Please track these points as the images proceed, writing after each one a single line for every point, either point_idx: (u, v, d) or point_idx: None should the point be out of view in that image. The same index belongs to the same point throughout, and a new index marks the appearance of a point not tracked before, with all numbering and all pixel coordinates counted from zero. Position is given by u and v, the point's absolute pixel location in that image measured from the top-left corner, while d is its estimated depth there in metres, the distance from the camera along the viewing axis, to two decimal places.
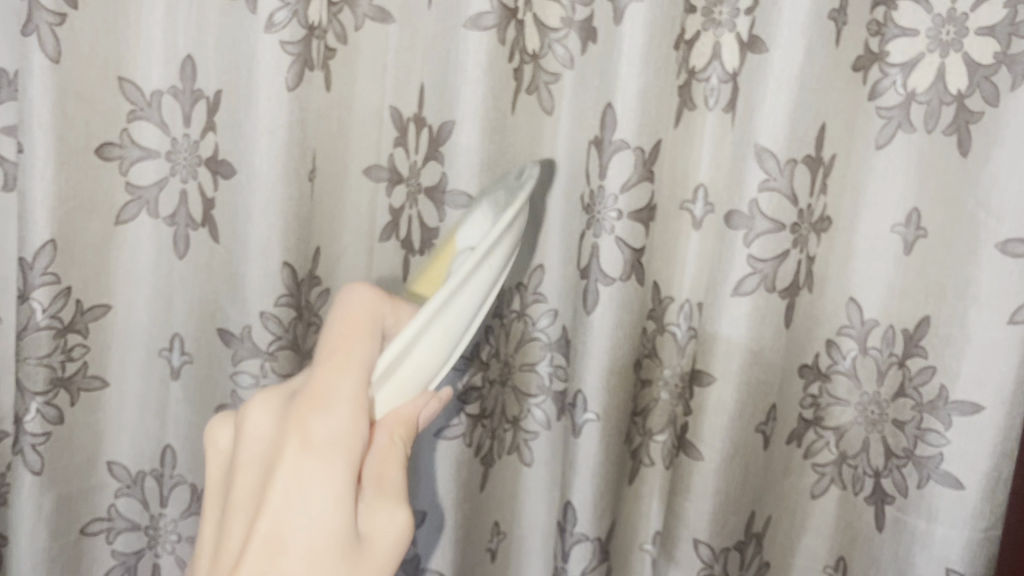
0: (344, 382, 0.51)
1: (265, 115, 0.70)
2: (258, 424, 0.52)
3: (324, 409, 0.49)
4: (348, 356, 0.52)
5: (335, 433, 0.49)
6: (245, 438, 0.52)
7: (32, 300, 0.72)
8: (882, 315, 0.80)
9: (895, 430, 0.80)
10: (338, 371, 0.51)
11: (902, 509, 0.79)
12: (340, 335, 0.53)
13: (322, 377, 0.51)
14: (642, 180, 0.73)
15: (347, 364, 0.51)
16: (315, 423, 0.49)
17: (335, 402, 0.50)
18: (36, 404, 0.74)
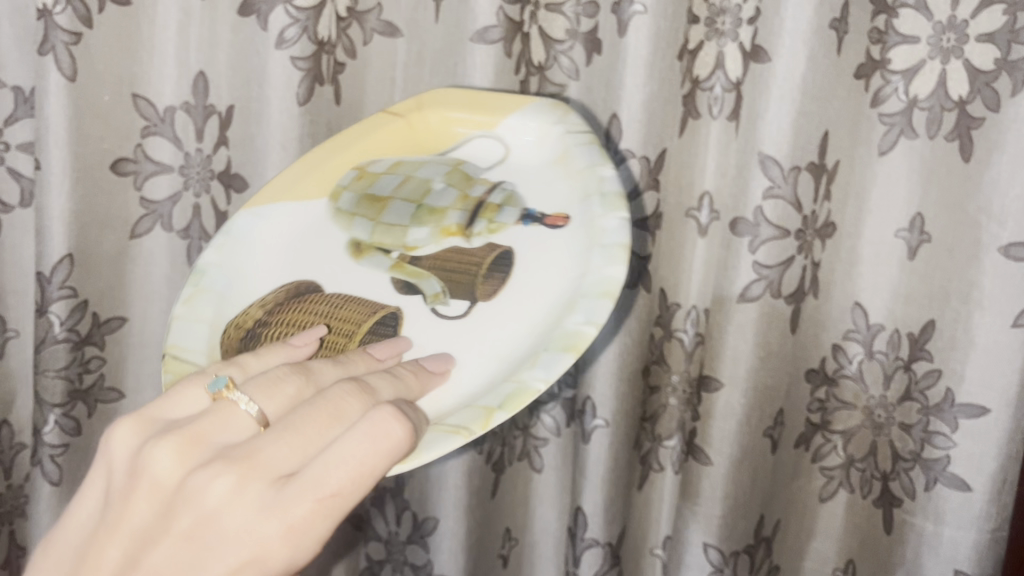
0: (318, 522, 0.39)
1: (277, 129, 0.71)
2: (213, 502, 0.39)
3: (283, 535, 0.38)
4: (338, 495, 0.39)
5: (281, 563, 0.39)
6: (189, 504, 0.39)
7: (49, 314, 0.74)
8: (888, 320, 0.80)
9: (902, 433, 0.80)
10: (318, 508, 0.39)
11: (910, 512, 0.80)
12: (349, 461, 0.39)
13: (298, 502, 0.39)
14: (647, 187, 0.76)
15: (337, 509, 0.39)
16: (267, 542, 0.38)
17: (306, 530, 0.39)
18: (54, 415, 0.76)
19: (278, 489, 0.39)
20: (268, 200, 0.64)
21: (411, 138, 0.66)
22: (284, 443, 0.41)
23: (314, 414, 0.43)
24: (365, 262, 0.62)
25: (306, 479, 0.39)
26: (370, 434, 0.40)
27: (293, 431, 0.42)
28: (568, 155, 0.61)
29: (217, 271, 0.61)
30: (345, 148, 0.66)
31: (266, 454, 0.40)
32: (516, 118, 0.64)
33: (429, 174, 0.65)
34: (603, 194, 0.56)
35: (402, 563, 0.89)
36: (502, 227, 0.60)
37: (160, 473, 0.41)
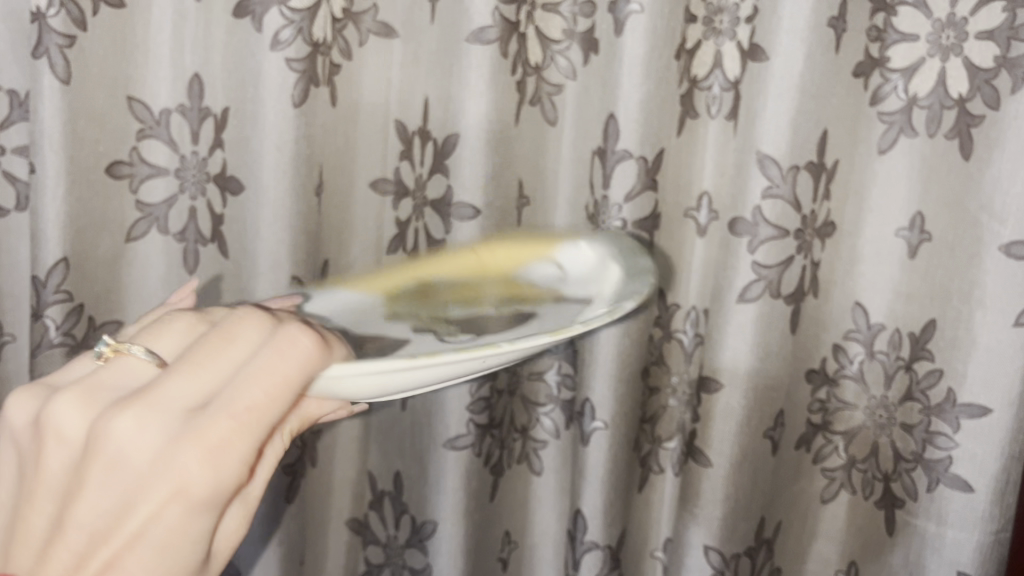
0: (238, 439, 0.37)
1: (272, 131, 0.71)
2: (127, 444, 0.36)
3: (202, 459, 0.36)
4: (252, 405, 0.37)
5: (211, 487, 0.37)
6: (100, 451, 0.36)
7: (45, 318, 0.73)
8: (889, 319, 0.80)
9: (904, 434, 0.80)
10: (235, 421, 0.37)
11: (912, 513, 0.80)
12: (260, 371, 0.37)
13: (219, 424, 0.36)
14: (646, 190, 0.74)
15: (257, 424, 0.37)
16: (191, 474, 0.36)
17: (228, 449, 0.37)
18: None
19: (194, 419, 0.37)
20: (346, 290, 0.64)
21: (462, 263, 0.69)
22: (180, 372, 0.38)
23: (206, 345, 0.39)
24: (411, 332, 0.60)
25: (228, 398, 0.37)
26: (277, 349, 0.38)
27: (185, 361, 0.38)
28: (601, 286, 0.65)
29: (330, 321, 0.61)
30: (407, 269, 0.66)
31: (168, 390, 0.37)
32: (574, 249, 0.70)
33: (485, 297, 0.66)
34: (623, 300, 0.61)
35: (401, 567, 0.88)
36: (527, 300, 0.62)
37: (61, 424, 0.37)
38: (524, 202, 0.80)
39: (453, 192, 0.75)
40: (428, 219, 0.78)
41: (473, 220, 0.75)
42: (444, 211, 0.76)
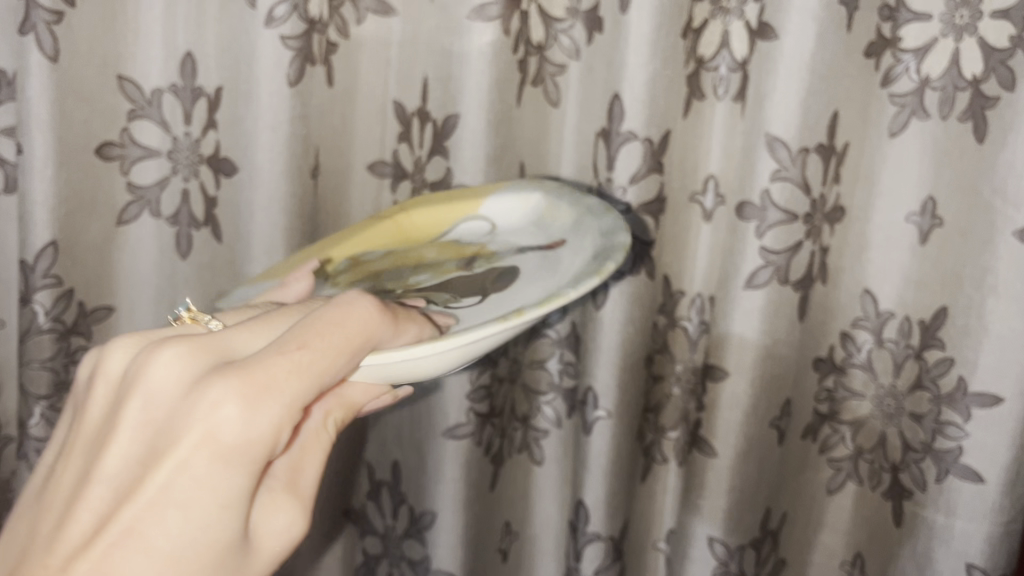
0: (277, 399, 0.39)
1: (267, 111, 0.69)
2: (178, 386, 0.39)
3: (256, 381, 0.39)
4: (310, 361, 0.40)
5: (240, 430, 0.38)
6: (153, 384, 0.39)
7: (34, 303, 0.72)
8: (898, 307, 0.77)
9: (913, 424, 0.78)
10: (296, 371, 0.40)
11: (921, 504, 0.78)
12: (309, 331, 0.41)
13: (261, 368, 0.39)
14: (651, 172, 0.72)
15: (312, 386, 0.40)
16: (219, 415, 0.38)
17: (265, 410, 0.39)
18: (39, 407, 0.74)
19: (208, 341, 0.41)
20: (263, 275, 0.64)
21: (396, 235, 0.67)
22: (245, 330, 0.43)
23: (269, 319, 0.44)
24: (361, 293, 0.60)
25: (239, 368, 0.39)
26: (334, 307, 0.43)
27: (250, 325, 0.43)
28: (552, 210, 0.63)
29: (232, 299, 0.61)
30: (337, 242, 0.67)
31: (277, 367, 0.39)
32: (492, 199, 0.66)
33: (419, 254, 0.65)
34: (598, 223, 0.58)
35: (400, 558, 0.87)
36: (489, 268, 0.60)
37: (109, 371, 0.42)
38: None
39: (453, 176, 0.74)
40: None
41: None
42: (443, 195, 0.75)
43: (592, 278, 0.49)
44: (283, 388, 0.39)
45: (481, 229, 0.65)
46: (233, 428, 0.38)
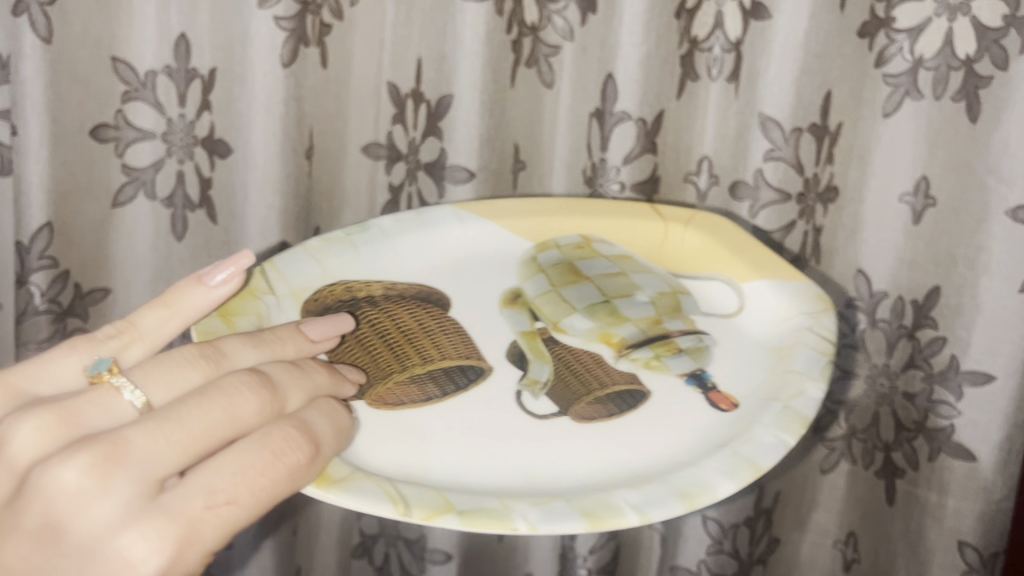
0: (198, 551, 0.35)
1: (260, 91, 0.70)
2: (87, 514, 0.34)
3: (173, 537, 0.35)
4: (234, 511, 0.36)
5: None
6: (61, 503, 0.34)
7: (30, 285, 0.73)
8: (892, 287, 0.77)
9: (905, 403, 0.78)
10: (223, 527, 0.36)
11: (913, 483, 0.79)
12: (241, 476, 0.36)
13: (184, 518, 0.35)
14: (645, 152, 0.75)
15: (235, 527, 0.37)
16: (136, 568, 0.34)
17: (183, 560, 0.35)
18: None
19: (124, 457, 0.35)
20: (479, 213, 0.61)
21: (659, 247, 0.61)
22: (165, 437, 0.36)
23: (210, 412, 0.38)
24: (508, 312, 0.56)
25: (164, 516, 0.35)
26: (270, 442, 0.38)
27: (180, 423, 0.37)
28: (791, 352, 0.52)
29: (381, 238, 0.59)
30: (580, 211, 0.62)
31: (201, 525, 0.35)
32: (769, 287, 0.57)
33: (644, 283, 0.59)
34: (784, 409, 0.46)
35: (395, 537, 0.87)
36: (663, 369, 0.51)
37: (14, 451, 0.36)
38: (520, 166, 0.77)
39: (447, 156, 0.75)
40: (422, 183, 0.77)
41: (466, 183, 0.76)
42: (437, 176, 0.76)
43: (734, 485, 0.41)
44: (205, 543, 0.36)
45: (725, 309, 0.57)
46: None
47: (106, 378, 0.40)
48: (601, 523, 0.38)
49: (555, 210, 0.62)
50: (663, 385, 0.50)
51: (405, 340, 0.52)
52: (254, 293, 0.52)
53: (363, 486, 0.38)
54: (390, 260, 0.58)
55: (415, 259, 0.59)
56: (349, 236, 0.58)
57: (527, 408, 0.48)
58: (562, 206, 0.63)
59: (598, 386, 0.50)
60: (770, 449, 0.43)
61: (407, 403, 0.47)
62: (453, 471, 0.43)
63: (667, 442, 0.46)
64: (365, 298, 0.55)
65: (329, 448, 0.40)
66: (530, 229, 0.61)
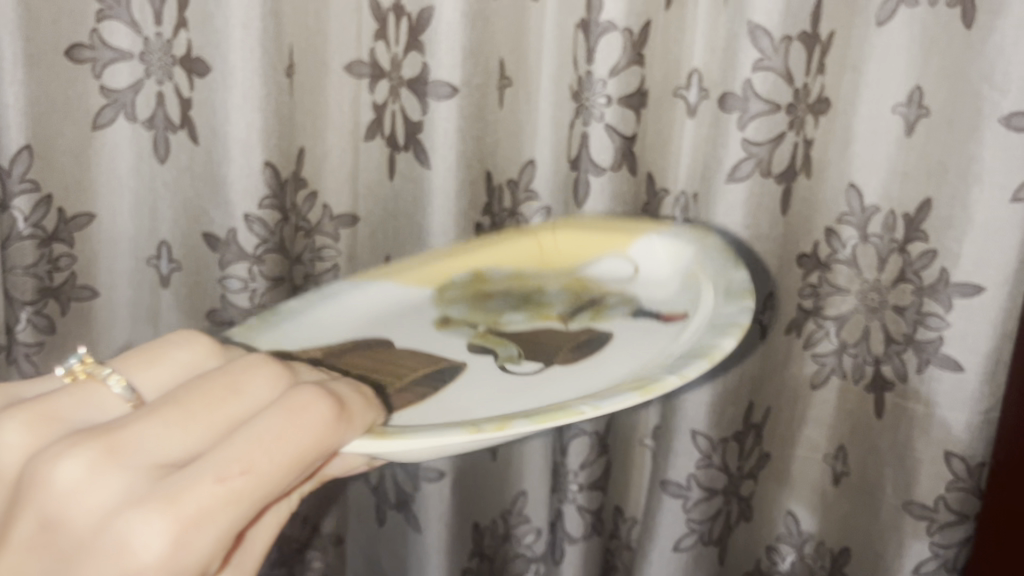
0: (219, 523, 0.32)
1: (236, 7, 0.67)
2: (86, 503, 0.32)
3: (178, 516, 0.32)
4: (249, 481, 0.33)
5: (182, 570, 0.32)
6: (55, 496, 0.32)
7: (12, 209, 0.70)
8: (883, 201, 0.77)
9: (896, 316, 0.78)
10: (241, 499, 0.33)
11: (902, 395, 0.79)
12: (254, 443, 0.34)
13: (192, 491, 0.32)
14: (631, 64, 0.71)
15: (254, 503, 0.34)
16: (143, 555, 0.31)
17: (198, 542, 0.32)
18: (26, 313, 0.74)
19: (118, 446, 0.33)
20: (371, 275, 0.62)
21: (539, 259, 0.67)
22: (161, 420, 0.35)
23: (210, 396, 0.37)
24: (447, 330, 0.57)
25: (168, 490, 0.32)
26: (286, 405, 0.36)
27: (177, 409, 0.35)
28: (701, 272, 0.61)
29: (296, 314, 0.57)
30: (458, 257, 0.65)
31: (203, 494, 0.32)
32: (648, 242, 0.66)
33: (547, 280, 0.64)
34: (728, 291, 0.55)
35: None
36: (608, 320, 0.57)
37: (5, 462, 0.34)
38: (507, 83, 0.76)
39: (429, 70, 0.72)
40: (405, 98, 0.75)
41: (450, 99, 0.71)
42: (421, 90, 0.73)
43: (735, 337, 0.49)
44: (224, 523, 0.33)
45: (624, 271, 0.64)
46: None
47: (81, 370, 0.39)
48: (651, 390, 0.43)
49: (435, 260, 0.65)
50: (615, 329, 0.56)
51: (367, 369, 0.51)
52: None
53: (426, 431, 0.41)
54: (314, 321, 0.57)
55: (337, 321, 0.58)
56: (263, 321, 0.56)
57: (514, 372, 0.51)
58: (442, 257, 0.65)
59: (567, 339, 0.55)
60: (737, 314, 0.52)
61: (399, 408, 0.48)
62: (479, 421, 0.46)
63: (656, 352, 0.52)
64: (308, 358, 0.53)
65: (355, 418, 0.39)
66: (424, 279, 0.63)
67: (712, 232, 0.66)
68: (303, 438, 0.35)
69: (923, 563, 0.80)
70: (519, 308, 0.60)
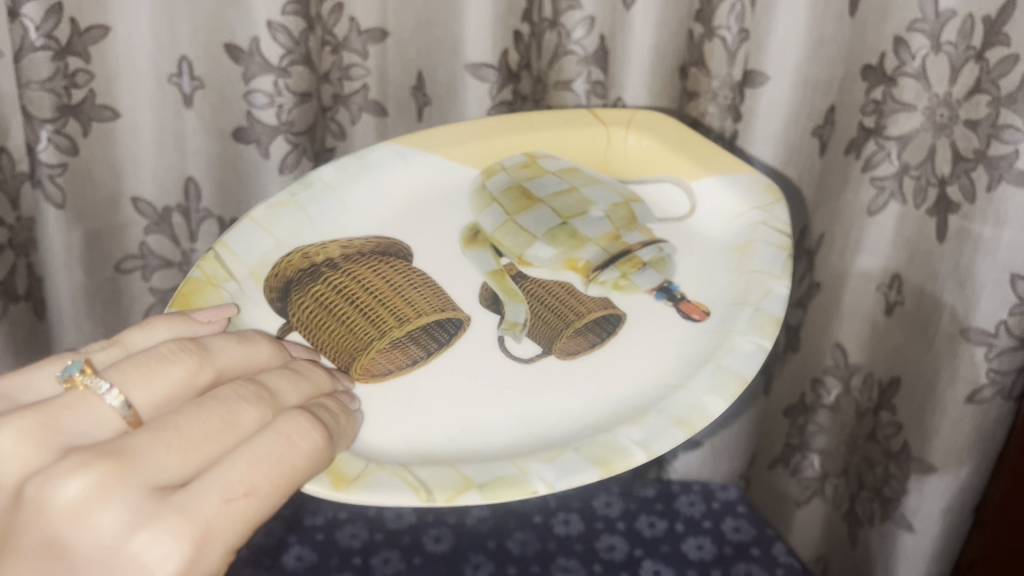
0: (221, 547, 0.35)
1: None
2: (91, 526, 0.34)
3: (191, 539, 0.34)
4: (252, 502, 0.36)
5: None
6: (63, 513, 0.34)
7: (23, 17, 0.66)
8: (960, 3, 0.66)
9: (966, 132, 0.70)
10: (244, 519, 0.36)
11: (968, 218, 0.72)
12: (253, 465, 0.36)
13: (203, 512, 0.35)
14: None
15: (254, 518, 0.36)
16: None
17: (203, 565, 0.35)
18: (46, 132, 0.71)
19: (129, 466, 0.34)
20: (420, 145, 0.62)
21: (601, 153, 0.64)
22: (165, 442, 0.36)
23: (207, 419, 0.38)
24: (470, 253, 0.57)
25: (176, 512, 0.34)
26: (282, 428, 0.38)
27: (178, 432, 0.36)
28: (750, 250, 0.56)
29: (326, 193, 0.59)
30: (520, 130, 0.64)
31: (212, 516, 0.35)
32: (717, 182, 0.60)
33: (595, 197, 0.62)
34: (755, 310, 0.51)
35: None
36: (632, 287, 0.55)
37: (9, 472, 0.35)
38: None
39: None
40: None
41: None
42: None
43: (723, 399, 0.45)
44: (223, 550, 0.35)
45: (677, 212, 0.61)
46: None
47: (78, 380, 0.38)
48: (612, 468, 0.42)
49: (492, 130, 0.63)
50: (634, 305, 0.54)
51: (376, 301, 0.52)
52: (215, 282, 0.51)
53: (384, 479, 0.41)
54: (339, 218, 0.58)
55: (364, 208, 0.59)
56: (295, 197, 0.58)
57: (510, 353, 0.51)
58: (505, 126, 0.64)
59: (576, 318, 0.53)
60: (750, 357, 0.48)
61: (392, 371, 0.49)
62: (452, 436, 0.46)
63: (653, 373, 0.50)
64: (325, 262, 0.54)
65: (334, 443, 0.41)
66: (471, 155, 0.62)
67: (779, 201, 0.58)
68: (298, 465, 0.38)
69: (978, 391, 0.77)
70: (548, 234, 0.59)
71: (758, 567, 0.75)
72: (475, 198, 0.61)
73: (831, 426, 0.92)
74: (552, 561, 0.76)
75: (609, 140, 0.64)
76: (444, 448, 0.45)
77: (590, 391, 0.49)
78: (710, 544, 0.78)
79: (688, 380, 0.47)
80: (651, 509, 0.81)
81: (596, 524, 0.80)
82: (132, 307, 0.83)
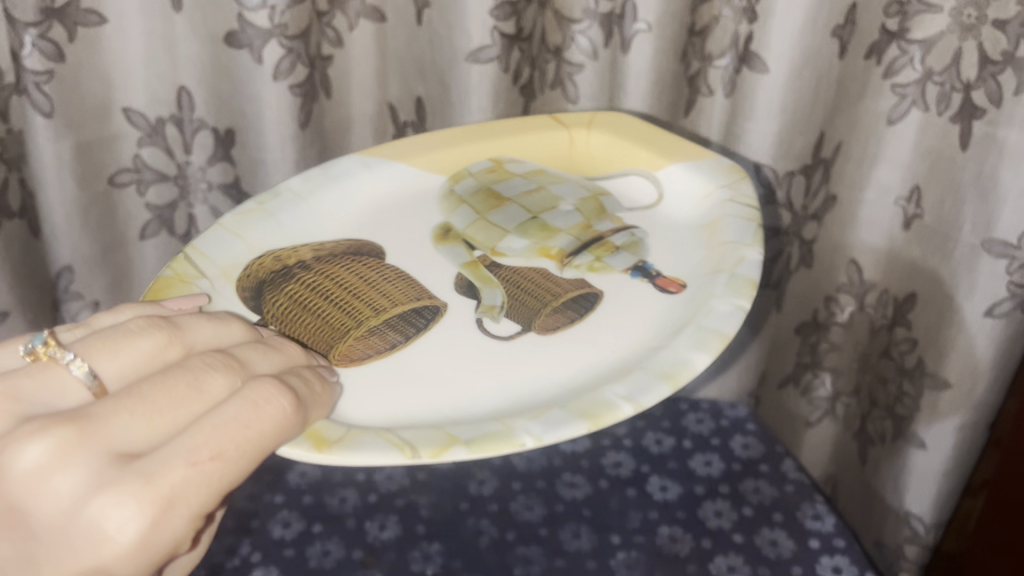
0: (184, 508, 0.36)
1: None
2: (50, 490, 0.36)
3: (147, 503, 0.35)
4: (217, 467, 0.37)
5: (147, 550, 0.36)
6: (21, 478, 0.36)
7: None
8: None
9: (995, 32, 0.66)
10: (207, 484, 0.37)
11: (993, 124, 0.69)
12: (218, 431, 0.37)
13: (162, 474, 0.36)
14: None
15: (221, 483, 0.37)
16: (113, 537, 0.35)
17: (164, 525, 0.36)
18: (31, 36, 0.67)
19: (88, 431, 0.36)
20: (383, 157, 0.65)
21: (567, 154, 0.69)
22: (128, 412, 0.38)
23: (175, 387, 0.40)
24: (446, 248, 0.60)
25: (133, 476, 0.36)
26: (251, 395, 0.39)
27: (141, 400, 0.38)
28: (720, 226, 0.59)
29: (294, 201, 0.61)
30: (485, 137, 0.68)
31: (170, 479, 0.36)
32: (681, 167, 0.65)
33: (563, 194, 0.65)
34: (731, 275, 0.53)
35: None
36: (607, 269, 0.58)
37: None
38: None
39: None
40: None
41: None
42: None
43: (707, 354, 0.47)
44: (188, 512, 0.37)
45: (646, 201, 0.64)
46: (130, 561, 0.36)
47: (44, 352, 0.41)
48: (599, 420, 0.43)
49: (454, 141, 0.67)
50: (609, 283, 0.56)
51: (350, 294, 0.54)
52: (186, 279, 0.53)
53: (366, 441, 0.42)
54: (309, 222, 0.60)
55: (335, 212, 0.62)
56: (262, 205, 0.60)
57: (488, 331, 0.53)
58: (469, 135, 0.68)
59: (553, 297, 0.55)
60: (729, 316, 0.50)
61: (372, 355, 0.50)
62: (436, 407, 0.47)
63: (635, 340, 0.51)
64: (297, 264, 0.56)
65: (314, 413, 0.42)
66: (440, 164, 0.66)
67: (743, 180, 0.62)
68: (267, 432, 0.39)
69: (997, 305, 0.75)
70: (522, 227, 0.62)
71: (766, 483, 0.74)
72: (447, 202, 0.64)
73: (844, 343, 0.89)
74: (557, 476, 0.75)
75: (572, 140, 0.69)
76: (427, 418, 0.46)
77: (571, 360, 0.50)
78: (718, 461, 0.77)
79: (672, 342, 0.49)
80: (659, 426, 0.80)
81: (602, 441, 0.79)
82: (129, 222, 0.82)
